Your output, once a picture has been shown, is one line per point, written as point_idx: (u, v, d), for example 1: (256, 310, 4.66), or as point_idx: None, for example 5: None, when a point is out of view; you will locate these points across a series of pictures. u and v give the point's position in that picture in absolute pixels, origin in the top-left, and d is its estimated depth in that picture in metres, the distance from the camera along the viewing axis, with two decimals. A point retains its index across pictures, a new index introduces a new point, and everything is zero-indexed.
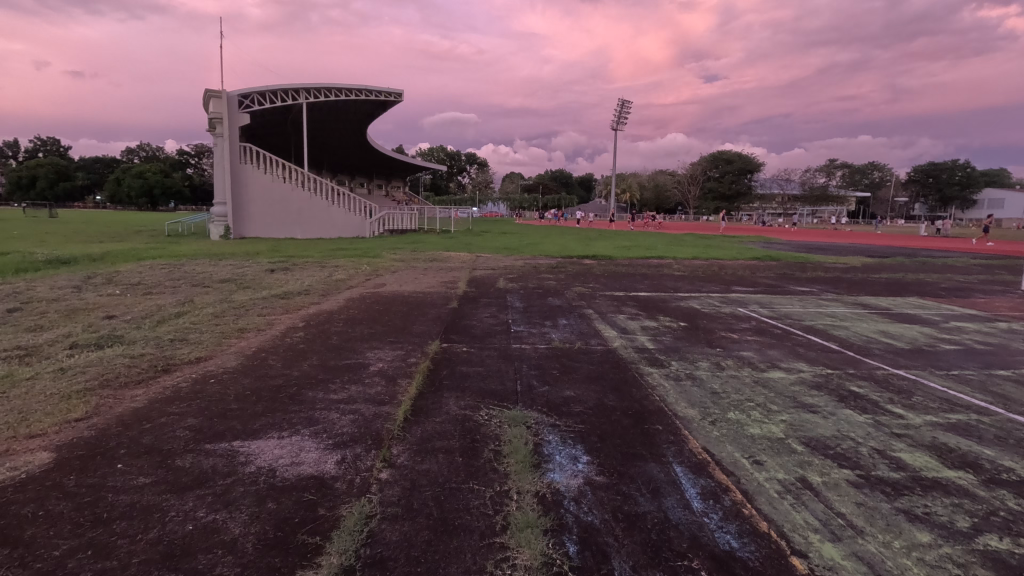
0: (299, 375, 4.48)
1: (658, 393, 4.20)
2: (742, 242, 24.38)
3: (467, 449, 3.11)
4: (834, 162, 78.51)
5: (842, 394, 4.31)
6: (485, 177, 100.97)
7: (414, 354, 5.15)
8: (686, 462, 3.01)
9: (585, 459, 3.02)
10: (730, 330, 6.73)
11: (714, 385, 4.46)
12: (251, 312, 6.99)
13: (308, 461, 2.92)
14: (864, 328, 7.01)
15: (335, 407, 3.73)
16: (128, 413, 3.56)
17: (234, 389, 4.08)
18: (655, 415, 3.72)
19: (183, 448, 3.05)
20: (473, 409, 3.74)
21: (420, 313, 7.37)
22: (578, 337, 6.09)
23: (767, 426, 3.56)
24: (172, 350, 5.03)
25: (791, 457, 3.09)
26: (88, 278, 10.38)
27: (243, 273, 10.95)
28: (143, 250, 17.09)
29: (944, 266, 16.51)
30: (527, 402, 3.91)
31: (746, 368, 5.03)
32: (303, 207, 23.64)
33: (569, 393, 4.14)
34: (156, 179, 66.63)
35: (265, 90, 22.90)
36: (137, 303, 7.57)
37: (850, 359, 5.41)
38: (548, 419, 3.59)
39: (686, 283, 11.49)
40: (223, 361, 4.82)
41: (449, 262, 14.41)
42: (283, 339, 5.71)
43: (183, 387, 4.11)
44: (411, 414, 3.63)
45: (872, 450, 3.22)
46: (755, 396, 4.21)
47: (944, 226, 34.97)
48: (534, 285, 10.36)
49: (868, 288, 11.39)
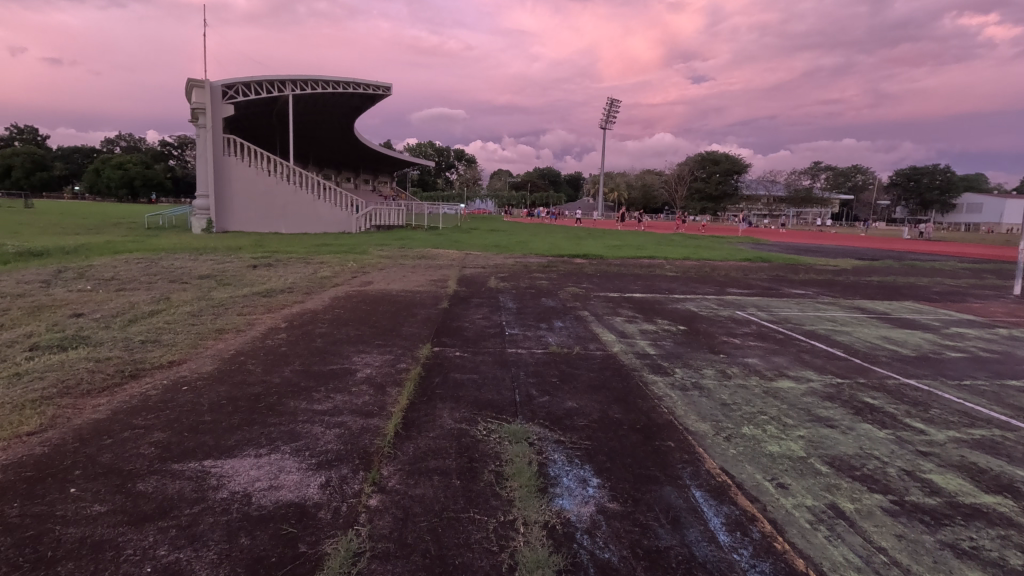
0: (281, 382, 4.16)
1: (665, 404, 3.94)
2: (731, 243, 24.21)
3: (465, 470, 2.82)
4: (819, 165, 79.24)
5: (857, 406, 4.10)
6: (473, 173, 100.37)
7: (403, 360, 4.84)
8: (705, 486, 2.76)
9: (596, 481, 2.76)
10: (732, 335, 6.50)
11: (723, 396, 4.22)
12: (230, 311, 6.62)
13: (288, 484, 2.61)
14: (867, 333, 6.84)
15: (319, 420, 3.41)
16: (86, 426, 3.20)
17: (208, 399, 3.74)
18: (665, 430, 3.47)
19: (146, 468, 2.72)
20: (470, 422, 3.46)
21: (409, 313, 7.04)
22: (576, 341, 5.82)
23: (786, 443, 3.33)
24: (141, 353, 4.65)
25: (817, 480, 2.85)
26: (58, 273, 9.86)
27: (223, 269, 10.56)
28: (120, 244, 16.46)
29: (931, 269, 16.57)
30: (528, 415, 3.62)
31: (754, 376, 4.80)
32: (288, 201, 23.05)
33: (571, 404, 3.87)
34: (137, 171, 65.10)
35: (250, 81, 22.30)
36: (108, 301, 7.14)
37: (858, 367, 5.21)
38: (552, 434, 3.32)
39: (680, 283, 11.28)
40: (198, 366, 4.47)
41: (438, 259, 14.08)
42: (264, 341, 5.37)
43: (152, 395, 3.76)
44: (401, 428, 3.33)
45: (901, 471, 3.00)
46: (767, 408, 3.97)
47: (926, 228, 35.31)
48: (527, 285, 10.07)
49: (861, 290, 11.30)
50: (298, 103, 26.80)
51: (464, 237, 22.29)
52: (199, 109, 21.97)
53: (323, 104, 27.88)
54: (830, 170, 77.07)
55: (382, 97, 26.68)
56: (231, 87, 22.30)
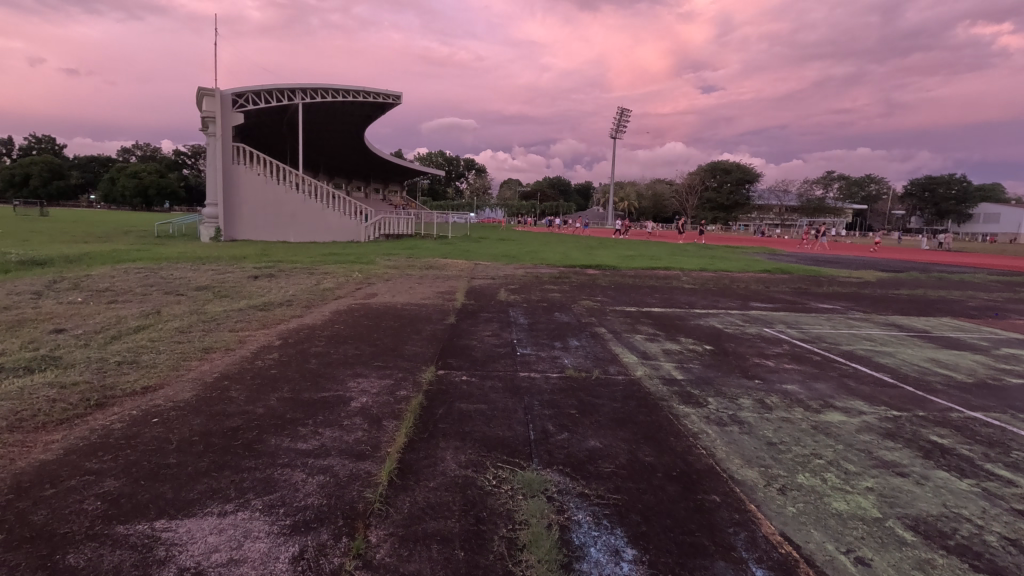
0: (265, 413, 3.68)
1: (702, 445, 3.41)
2: (746, 254, 23.52)
3: (470, 535, 2.33)
4: (832, 176, 78.19)
5: (926, 447, 3.54)
6: (482, 183, 100.40)
7: (404, 385, 4.36)
8: (766, 562, 2.23)
9: (632, 552, 2.25)
10: (763, 356, 5.95)
11: (766, 433, 3.67)
12: (221, 327, 6.17)
13: (252, 556, 2.12)
14: (911, 355, 6.27)
15: (301, 464, 2.93)
16: (28, 472, 2.74)
17: (177, 434, 3.26)
18: (706, 478, 2.96)
19: (84, 532, 2.24)
20: (477, 467, 2.96)
21: (413, 330, 6.54)
22: (594, 363, 5.30)
23: (852, 497, 2.79)
24: (113, 377, 4.19)
25: (903, 553, 2.32)
26: (53, 283, 9.49)
27: (224, 280, 10.21)
28: (124, 253, 16.12)
29: (961, 282, 15.84)
30: (544, 458, 3.12)
31: (797, 408, 4.24)
32: (297, 209, 22.78)
33: (594, 444, 3.35)
34: (151, 179, 65.83)
35: (260, 89, 22.14)
36: (95, 315, 6.72)
37: (913, 397, 4.63)
38: (572, 484, 2.82)
39: (699, 296, 10.74)
40: (175, 393, 3.99)
41: (447, 270, 13.61)
42: (252, 362, 4.90)
43: (116, 430, 3.30)
44: (396, 474, 2.84)
45: (1003, 541, 2.45)
46: (821, 449, 3.42)
47: (946, 237, 34.35)
48: (538, 298, 9.58)
49: (893, 305, 10.67)
50: (309, 111, 26.65)
51: (473, 247, 21.81)
52: (210, 117, 21.78)
53: (333, 112, 27.73)
54: (843, 179, 76.16)
55: (391, 105, 26.45)
56: (242, 95, 22.14)
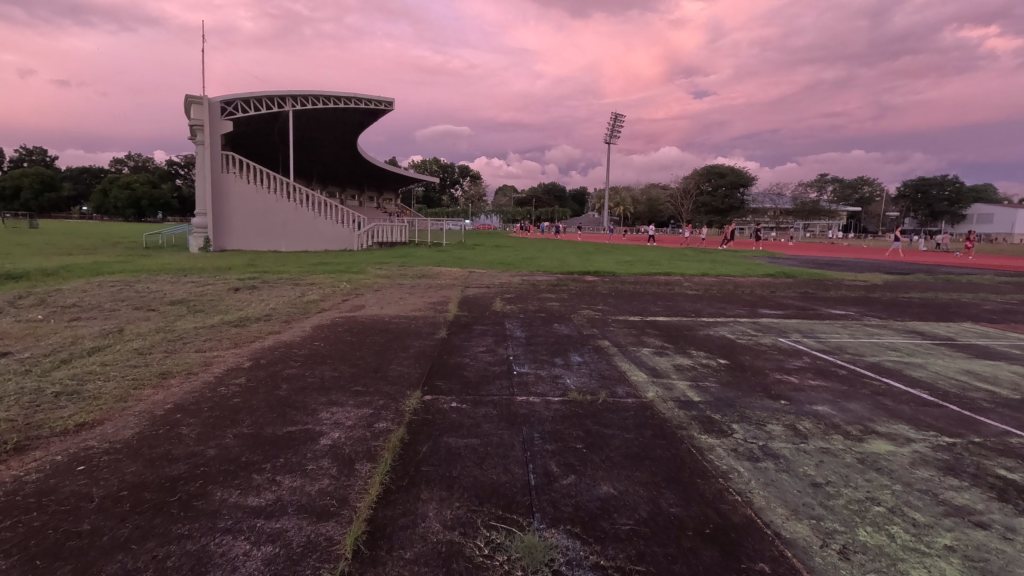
0: (215, 456, 3.09)
1: (735, 488, 2.85)
2: (747, 257, 23.08)
3: None
4: (826, 178, 78.08)
5: (998, 485, 3.00)
6: (476, 189, 99.79)
7: (385, 415, 3.80)
8: None
9: None
10: (784, 371, 5.41)
11: (808, 470, 3.11)
12: (186, 347, 5.57)
13: None
14: (944, 367, 5.73)
15: (247, 528, 2.36)
16: None
17: (103, 489, 2.68)
18: (749, 538, 2.39)
19: None
20: (464, 528, 2.40)
21: (400, 347, 5.96)
22: (599, 383, 4.72)
23: (933, 562, 2.24)
24: (44, 413, 3.60)
25: None
26: (17, 299, 8.87)
27: (201, 293, 9.62)
28: (106, 265, 15.50)
29: (970, 283, 15.32)
30: (548, 511, 2.56)
31: (836, 436, 3.68)
32: (286, 218, 22.16)
33: (606, 490, 2.79)
34: (145, 190, 65.43)
35: (248, 97, 21.57)
36: (48, 335, 6.11)
37: (963, 419, 4.08)
38: (584, 552, 2.25)
39: (705, 303, 10.20)
40: (115, 431, 3.41)
41: (440, 278, 13.09)
42: (214, 389, 4.32)
43: (27, 484, 2.71)
44: (364, 543, 2.27)
45: None
46: (877, 491, 2.87)
47: (944, 238, 34.01)
48: (536, 308, 9.03)
49: (908, 310, 10.14)
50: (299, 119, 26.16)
51: (467, 254, 21.28)
52: (198, 125, 21.21)
53: (324, 120, 27.22)
54: (837, 182, 76.00)
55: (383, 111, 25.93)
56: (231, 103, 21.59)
